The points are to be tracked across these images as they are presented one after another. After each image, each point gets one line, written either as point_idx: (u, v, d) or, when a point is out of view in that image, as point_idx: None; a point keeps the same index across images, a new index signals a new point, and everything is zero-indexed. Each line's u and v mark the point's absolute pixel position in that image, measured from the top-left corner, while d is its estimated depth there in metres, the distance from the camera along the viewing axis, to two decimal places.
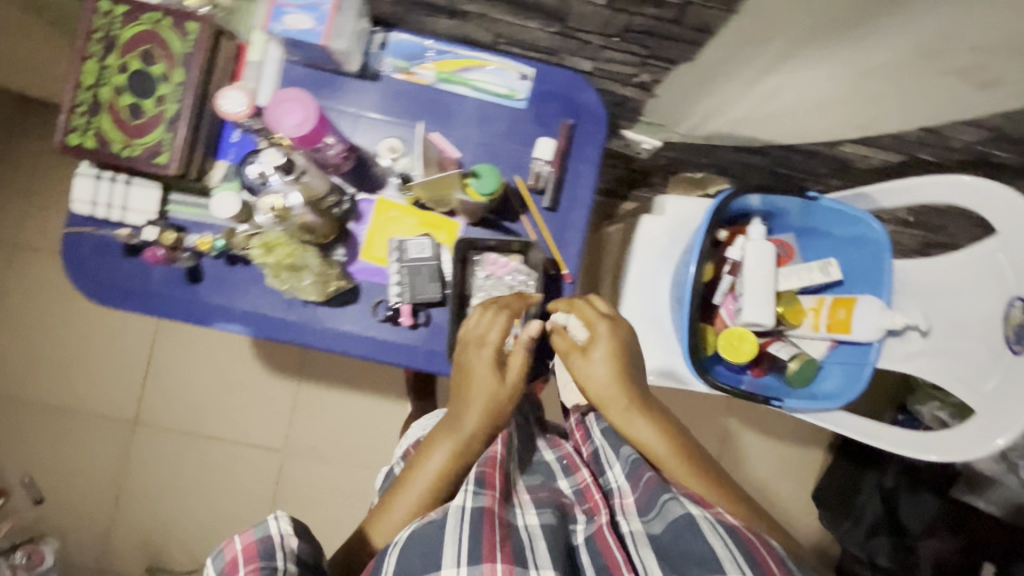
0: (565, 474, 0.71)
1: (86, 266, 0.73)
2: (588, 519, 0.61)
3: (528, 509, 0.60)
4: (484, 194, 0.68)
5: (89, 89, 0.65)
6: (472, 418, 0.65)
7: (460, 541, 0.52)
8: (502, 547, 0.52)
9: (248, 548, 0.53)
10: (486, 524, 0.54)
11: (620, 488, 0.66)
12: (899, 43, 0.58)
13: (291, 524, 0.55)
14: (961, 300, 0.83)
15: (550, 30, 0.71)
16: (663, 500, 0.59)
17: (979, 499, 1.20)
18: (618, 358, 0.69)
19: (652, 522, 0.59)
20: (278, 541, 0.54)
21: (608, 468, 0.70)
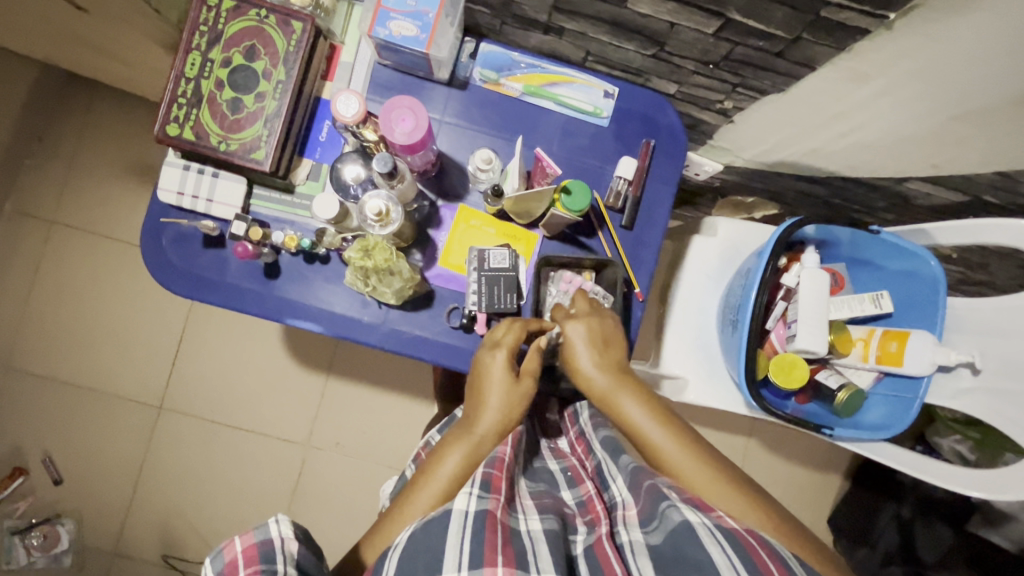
0: (569, 485, 0.70)
1: (165, 255, 0.73)
2: (588, 530, 0.60)
3: (530, 514, 0.59)
4: (574, 210, 0.70)
5: (191, 81, 0.66)
6: (485, 421, 0.66)
7: (461, 546, 0.51)
8: (503, 551, 0.51)
9: (248, 551, 0.50)
10: (488, 530, 0.53)
11: (624, 500, 0.63)
12: (1003, 92, 0.59)
13: (291, 527, 0.52)
14: (1016, 341, 0.84)
15: (645, 53, 0.72)
16: (663, 507, 0.57)
17: (994, 534, 1.22)
18: (596, 345, 0.69)
19: (651, 533, 0.56)
20: (280, 545, 0.51)
21: (613, 482, 0.67)
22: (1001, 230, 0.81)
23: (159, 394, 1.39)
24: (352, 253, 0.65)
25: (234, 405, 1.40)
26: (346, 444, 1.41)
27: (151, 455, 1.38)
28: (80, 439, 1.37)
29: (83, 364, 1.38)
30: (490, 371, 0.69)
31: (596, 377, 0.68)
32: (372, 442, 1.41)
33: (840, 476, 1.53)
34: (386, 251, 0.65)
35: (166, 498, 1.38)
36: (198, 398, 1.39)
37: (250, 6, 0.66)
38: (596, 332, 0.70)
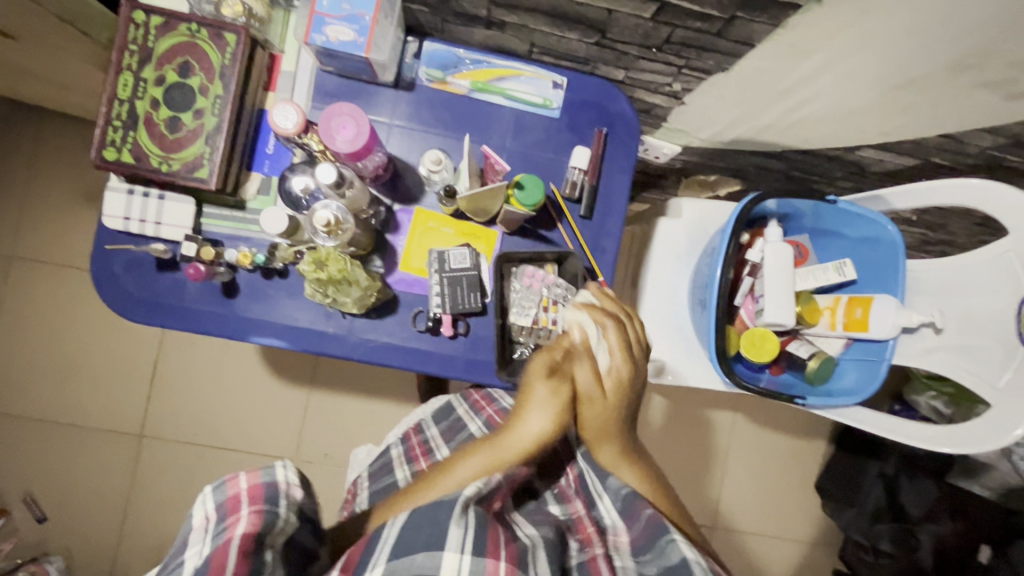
0: (556, 500, 0.73)
1: (120, 282, 0.72)
2: (580, 548, 0.64)
3: (526, 524, 0.63)
4: (529, 205, 0.71)
5: (125, 102, 0.64)
6: (529, 423, 0.62)
7: (466, 533, 0.53)
8: (505, 549, 0.54)
9: (254, 489, 0.53)
10: (491, 526, 0.55)
11: (614, 523, 0.66)
12: (937, 59, 0.60)
13: (293, 476, 0.56)
14: (974, 298, 0.86)
15: (589, 41, 0.71)
16: (662, 541, 0.60)
17: (974, 483, 1.25)
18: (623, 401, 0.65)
19: (647, 564, 0.60)
20: (284, 488, 0.55)
21: (599, 500, 0.69)
22: (952, 190, 0.83)
23: (138, 421, 1.36)
24: (304, 266, 0.63)
25: (217, 425, 1.38)
26: (335, 455, 1.40)
27: (135, 483, 1.36)
28: (61, 474, 1.34)
29: (56, 397, 1.35)
30: (531, 384, 0.62)
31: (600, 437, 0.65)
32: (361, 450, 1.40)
33: (824, 442, 1.56)
34: (340, 261, 0.64)
35: (155, 526, 1.35)
36: (178, 422, 1.37)
37: (180, 21, 0.64)
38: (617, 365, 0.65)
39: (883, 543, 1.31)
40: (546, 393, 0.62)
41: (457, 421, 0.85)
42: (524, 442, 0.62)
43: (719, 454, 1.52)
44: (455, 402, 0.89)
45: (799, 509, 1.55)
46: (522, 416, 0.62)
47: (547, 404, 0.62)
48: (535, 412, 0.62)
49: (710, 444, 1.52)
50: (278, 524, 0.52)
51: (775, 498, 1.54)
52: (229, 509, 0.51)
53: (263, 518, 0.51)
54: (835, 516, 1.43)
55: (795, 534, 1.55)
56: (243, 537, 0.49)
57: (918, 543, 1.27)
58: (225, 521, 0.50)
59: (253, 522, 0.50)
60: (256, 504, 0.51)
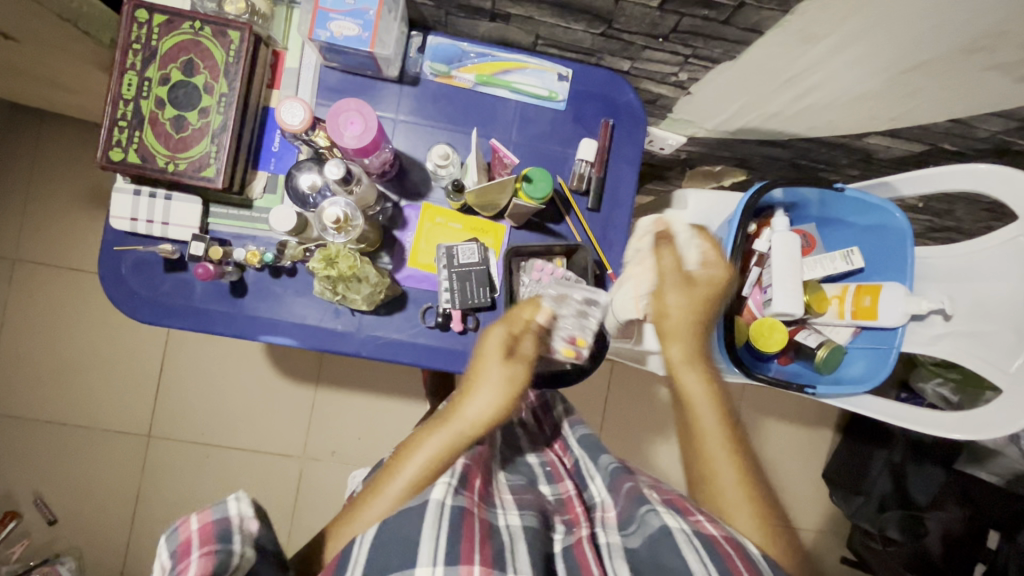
0: (547, 481, 0.74)
1: (127, 283, 0.72)
2: (566, 530, 0.63)
3: (509, 509, 0.61)
4: (537, 198, 0.70)
5: (130, 102, 0.64)
6: (480, 399, 0.67)
7: (438, 538, 0.53)
8: (480, 549, 0.53)
9: (203, 529, 0.52)
10: (465, 524, 0.55)
11: (603, 501, 0.67)
12: (948, 42, 0.60)
13: (251, 507, 0.55)
14: (983, 284, 0.86)
15: (594, 32, 0.71)
16: (642, 513, 0.60)
17: (980, 470, 1.23)
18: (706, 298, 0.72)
19: (631, 537, 0.59)
20: (237, 523, 0.53)
21: (590, 482, 0.71)
22: (961, 175, 0.82)
23: (146, 422, 1.37)
24: (314, 263, 0.63)
25: (225, 425, 1.38)
26: (343, 452, 1.40)
27: (144, 484, 1.36)
28: (70, 476, 1.35)
29: (64, 400, 1.35)
30: (486, 362, 0.69)
31: (680, 318, 0.72)
32: (369, 447, 1.40)
33: (830, 430, 1.56)
34: (349, 258, 0.64)
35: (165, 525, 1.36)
36: (186, 422, 1.37)
37: (182, 19, 0.64)
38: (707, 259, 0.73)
39: (890, 530, 1.31)
40: (498, 368, 0.69)
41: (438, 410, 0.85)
42: (476, 416, 0.67)
43: None
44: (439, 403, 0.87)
45: (806, 497, 1.56)
46: (472, 392, 0.68)
47: (497, 379, 0.68)
48: (484, 390, 0.68)
49: None
50: (233, 562, 0.51)
51: (781, 486, 1.55)
52: (182, 553, 0.51)
53: (214, 559, 0.50)
54: (842, 505, 1.43)
55: (802, 522, 1.55)
56: None
57: (926, 530, 1.28)
58: (178, 567, 0.50)
59: (204, 565, 0.49)
60: (206, 545, 0.50)
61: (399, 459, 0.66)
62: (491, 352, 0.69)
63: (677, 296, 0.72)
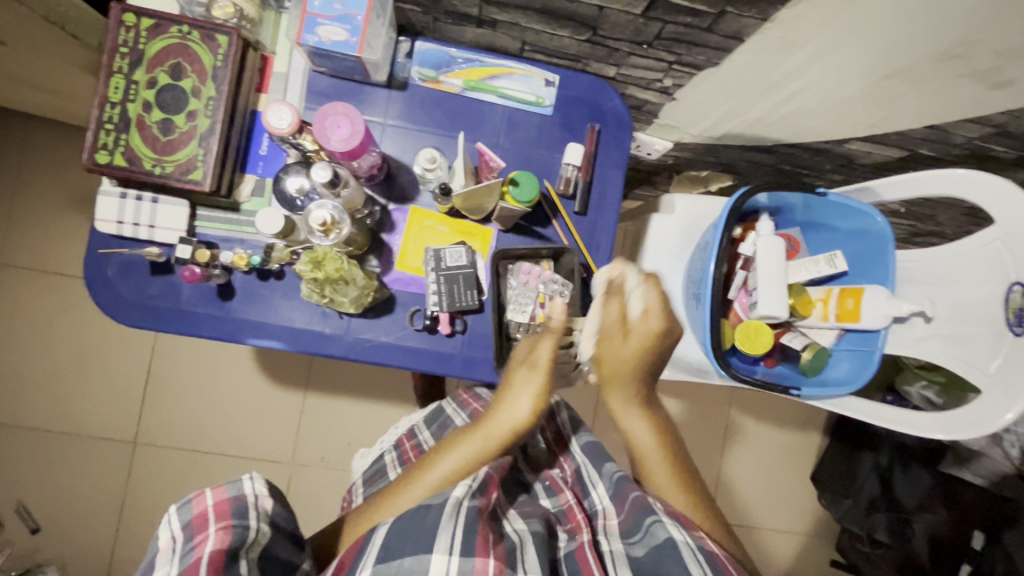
0: (547, 494, 0.74)
1: (113, 286, 0.72)
2: (569, 538, 0.65)
3: (516, 518, 0.64)
4: (523, 201, 0.71)
5: (116, 105, 0.64)
6: (522, 403, 0.69)
7: (453, 535, 0.54)
8: (494, 549, 0.55)
9: (220, 505, 0.52)
10: (481, 524, 0.56)
11: (606, 509, 0.69)
12: (922, 49, 0.61)
13: (265, 486, 0.56)
14: (962, 287, 0.88)
15: (580, 38, 0.72)
16: (648, 523, 0.62)
17: (965, 471, 1.25)
18: (648, 345, 0.72)
19: (635, 546, 0.61)
20: (253, 501, 0.54)
21: (593, 489, 0.73)
22: (938, 180, 0.84)
23: (132, 429, 1.35)
24: (302, 265, 0.63)
25: (212, 431, 1.37)
26: (332, 458, 1.39)
27: (131, 491, 1.34)
28: (55, 483, 1.33)
29: (49, 406, 1.33)
30: (522, 368, 0.70)
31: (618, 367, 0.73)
32: (359, 453, 1.40)
33: (818, 433, 1.58)
34: (336, 261, 0.64)
35: (151, 533, 1.34)
36: (173, 428, 1.36)
37: (170, 23, 0.64)
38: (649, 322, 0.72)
39: (879, 532, 1.31)
40: (529, 377, 0.70)
41: (445, 420, 0.86)
42: (509, 424, 0.68)
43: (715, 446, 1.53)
44: (445, 405, 0.89)
45: (795, 500, 1.57)
46: (510, 397, 0.69)
47: (530, 386, 0.69)
48: (520, 399, 0.69)
49: (706, 438, 1.53)
50: (250, 538, 0.52)
51: (771, 489, 1.56)
52: (197, 528, 0.51)
53: (231, 534, 0.51)
54: (831, 506, 1.45)
55: (791, 525, 1.56)
56: (216, 551, 0.49)
57: (913, 531, 1.28)
58: (192, 540, 0.50)
59: (221, 539, 0.50)
60: (223, 520, 0.51)
61: (423, 464, 0.67)
62: (529, 362, 0.70)
63: (609, 350, 0.72)
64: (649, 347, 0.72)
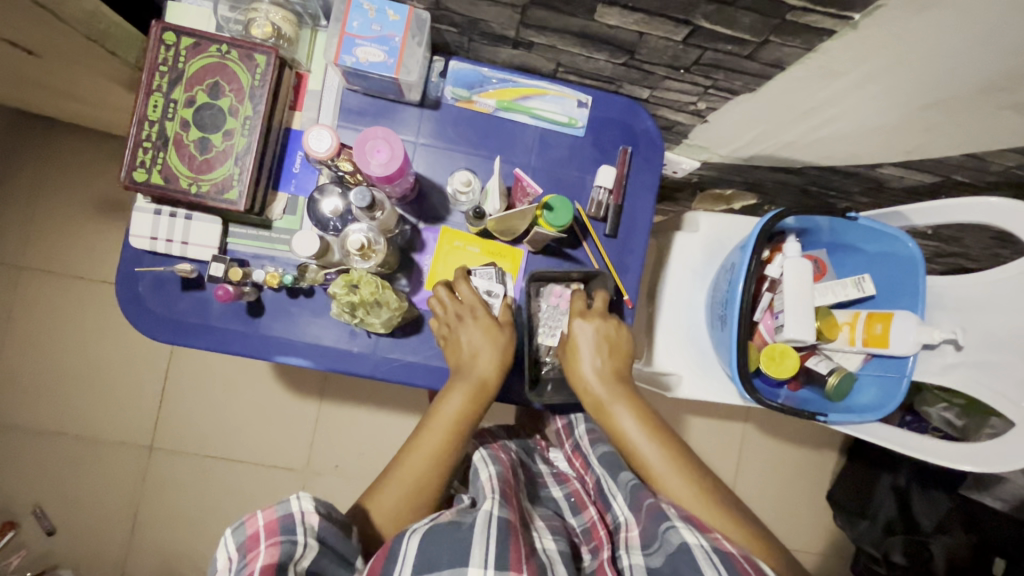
0: (573, 512, 0.75)
1: (144, 301, 0.72)
2: (592, 555, 0.65)
3: (544, 533, 0.64)
4: (557, 226, 0.70)
5: (155, 124, 0.64)
6: (489, 350, 0.70)
7: (488, 543, 0.53)
8: (527, 562, 0.54)
9: (270, 523, 0.52)
10: (513, 537, 0.55)
11: (627, 519, 0.67)
12: (967, 82, 0.60)
13: (312, 502, 0.55)
14: (995, 315, 0.86)
15: (616, 61, 0.71)
16: (663, 529, 0.61)
17: (985, 495, 1.21)
18: (598, 350, 0.73)
19: (653, 556, 0.60)
20: (300, 518, 0.54)
21: (613, 500, 0.71)
22: (974, 208, 0.83)
23: (149, 433, 1.36)
24: (336, 288, 0.63)
25: (228, 436, 1.37)
26: (346, 466, 1.39)
27: (146, 495, 1.35)
28: (72, 486, 1.33)
29: (68, 409, 1.34)
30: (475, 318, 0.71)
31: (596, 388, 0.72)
32: (372, 462, 1.39)
33: (834, 452, 1.56)
34: (371, 284, 0.64)
35: (165, 538, 1.34)
36: (190, 433, 1.36)
37: (210, 42, 0.64)
38: (607, 338, 0.73)
39: (895, 555, 1.30)
40: (487, 338, 0.71)
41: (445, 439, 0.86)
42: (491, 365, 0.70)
43: (731, 463, 1.52)
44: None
45: (810, 518, 1.55)
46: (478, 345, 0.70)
47: (496, 343, 0.71)
48: (483, 351, 0.70)
49: (722, 454, 1.52)
50: (298, 553, 0.51)
51: (785, 507, 1.54)
52: (250, 547, 0.51)
53: (280, 549, 0.50)
54: (847, 527, 1.43)
55: (807, 544, 1.55)
56: (267, 565, 0.49)
57: (931, 555, 1.26)
58: (246, 558, 0.51)
59: (272, 555, 0.50)
60: (273, 537, 0.51)
61: (433, 409, 0.70)
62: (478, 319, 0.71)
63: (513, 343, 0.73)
64: (602, 345, 0.73)
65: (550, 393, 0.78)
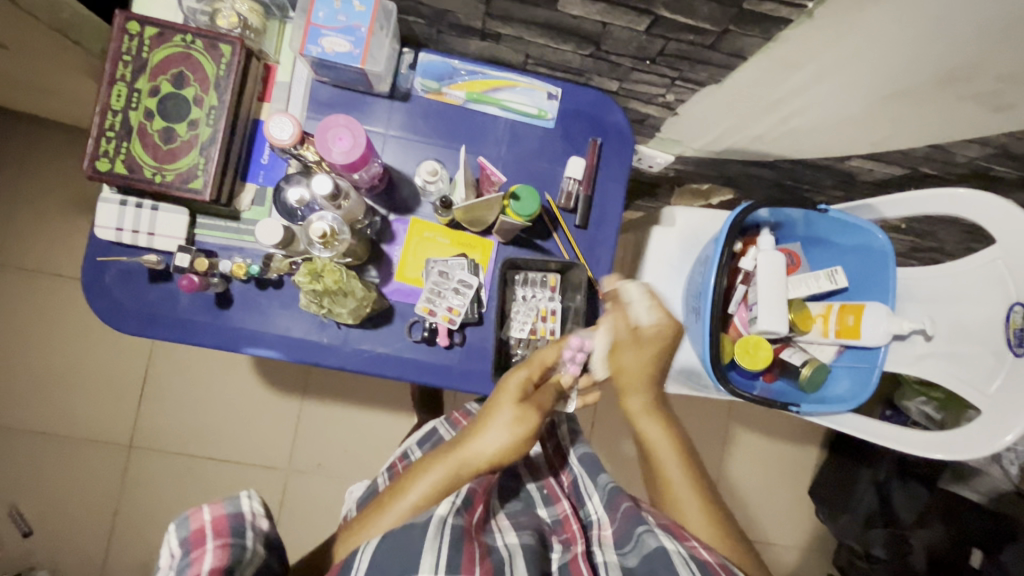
0: (544, 503, 0.74)
1: (110, 293, 0.71)
2: (564, 548, 0.64)
3: (507, 532, 0.63)
4: (525, 215, 0.71)
5: (118, 113, 0.64)
6: (492, 438, 0.66)
7: (439, 549, 0.54)
8: (481, 563, 0.54)
9: (217, 521, 0.52)
10: (466, 541, 0.56)
11: (600, 519, 0.68)
12: (923, 73, 0.61)
13: (261, 504, 0.56)
14: (963, 306, 0.88)
15: (583, 53, 0.72)
16: (639, 531, 0.61)
17: (963, 487, 1.23)
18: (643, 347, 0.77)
19: (628, 556, 0.60)
20: (249, 519, 0.55)
21: (589, 500, 0.72)
22: (940, 200, 0.84)
23: (128, 433, 1.34)
24: (300, 277, 0.62)
25: (208, 434, 1.36)
26: (329, 465, 1.38)
27: (126, 494, 1.33)
28: (48, 486, 1.32)
29: (45, 408, 1.32)
30: (499, 402, 0.67)
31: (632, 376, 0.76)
32: (355, 461, 1.39)
33: (817, 448, 1.57)
34: (335, 273, 0.63)
35: (144, 539, 1.33)
36: (170, 432, 1.35)
37: (174, 32, 0.64)
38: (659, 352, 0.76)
39: (876, 548, 1.31)
40: (505, 422, 0.66)
41: (438, 442, 0.84)
42: (484, 457, 0.65)
43: (714, 458, 1.53)
44: (436, 424, 0.88)
45: (793, 513, 1.56)
46: (480, 430, 0.66)
47: (504, 429, 0.66)
48: (493, 430, 0.66)
49: (704, 450, 1.52)
50: (246, 555, 0.53)
51: (769, 502, 1.55)
52: (193, 543, 0.50)
53: (229, 551, 0.51)
54: (829, 522, 1.43)
55: (790, 539, 1.55)
56: (213, 568, 0.49)
57: (911, 550, 1.27)
58: (189, 556, 0.50)
59: (219, 557, 0.50)
60: (221, 538, 0.51)
61: (403, 482, 0.65)
62: (508, 394, 0.67)
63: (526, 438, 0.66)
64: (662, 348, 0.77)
65: None
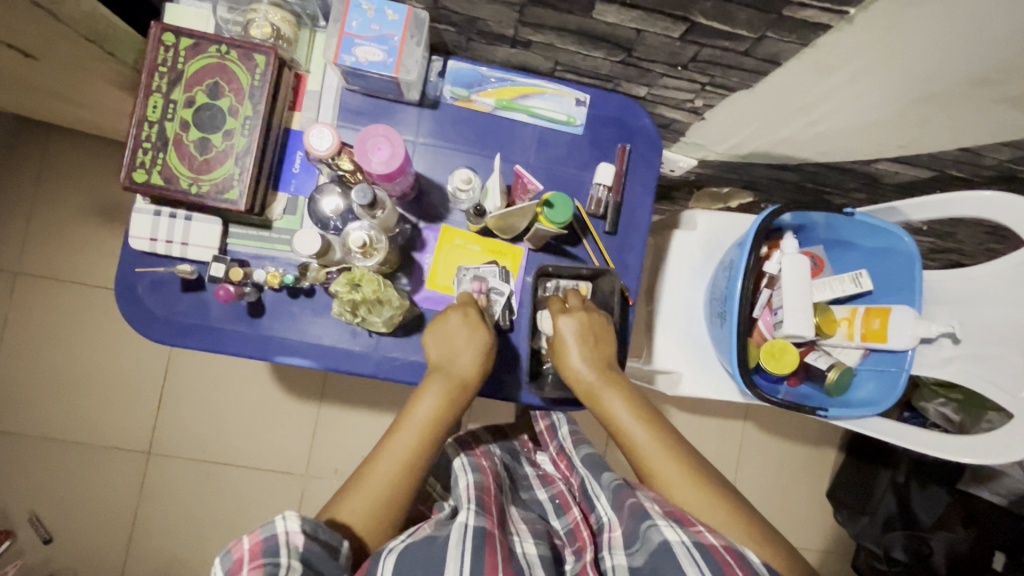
0: (557, 513, 0.75)
1: (143, 303, 0.71)
2: (576, 558, 0.64)
3: (525, 538, 0.63)
4: (558, 222, 0.70)
5: (154, 124, 0.64)
6: (467, 360, 0.68)
7: (462, 555, 0.53)
8: (503, 567, 0.54)
9: (253, 547, 0.50)
10: (489, 546, 0.55)
11: (610, 520, 0.66)
12: (957, 77, 0.61)
13: (299, 522, 0.52)
14: (992, 309, 0.87)
15: (614, 59, 0.72)
16: (643, 528, 0.59)
17: (984, 490, 1.21)
18: (585, 341, 0.70)
19: (635, 555, 0.58)
20: (286, 540, 0.51)
21: (596, 501, 0.71)
22: (969, 203, 0.83)
23: (147, 439, 1.35)
24: (339, 287, 0.63)
25: (226, 439, 1.36)
26: (346, 470, 1.38)
27: (144, 500, 1.34)
28: (69, 493, 1.32)
29: (65, 415, 1.33)
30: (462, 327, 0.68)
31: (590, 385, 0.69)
32: None
33: (834, 450, 1.56)
34: (374, 282, 0.64)
35: (163, 545, 1.33)
36: (189, 438, 1.35)
37: (210, 43, 0.64)
38: (591, 329, 0.70)
39: (896, 551, 1.28)
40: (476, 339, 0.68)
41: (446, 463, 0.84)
42: (469, 369, 0.68)
43: (732, 461, 1.52)
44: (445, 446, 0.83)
45: (810, 516, 1.55)
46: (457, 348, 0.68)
47: (478, 347, 0.68)
48: (467, 345, 0.68)
49: (721, 453, 1.52)
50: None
51: (787, 505, 1.54)
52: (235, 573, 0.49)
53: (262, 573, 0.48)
54: (848, 524, 1.42)
55: (808, 542, 1.54)
56: None
57: (931, 551, 1.26)
58: None
59: None
60: (255, 561, 0.49)
61: (405, 409, 0.66)
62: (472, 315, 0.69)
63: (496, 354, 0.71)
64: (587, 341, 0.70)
65: (551, 388, 0.76)
